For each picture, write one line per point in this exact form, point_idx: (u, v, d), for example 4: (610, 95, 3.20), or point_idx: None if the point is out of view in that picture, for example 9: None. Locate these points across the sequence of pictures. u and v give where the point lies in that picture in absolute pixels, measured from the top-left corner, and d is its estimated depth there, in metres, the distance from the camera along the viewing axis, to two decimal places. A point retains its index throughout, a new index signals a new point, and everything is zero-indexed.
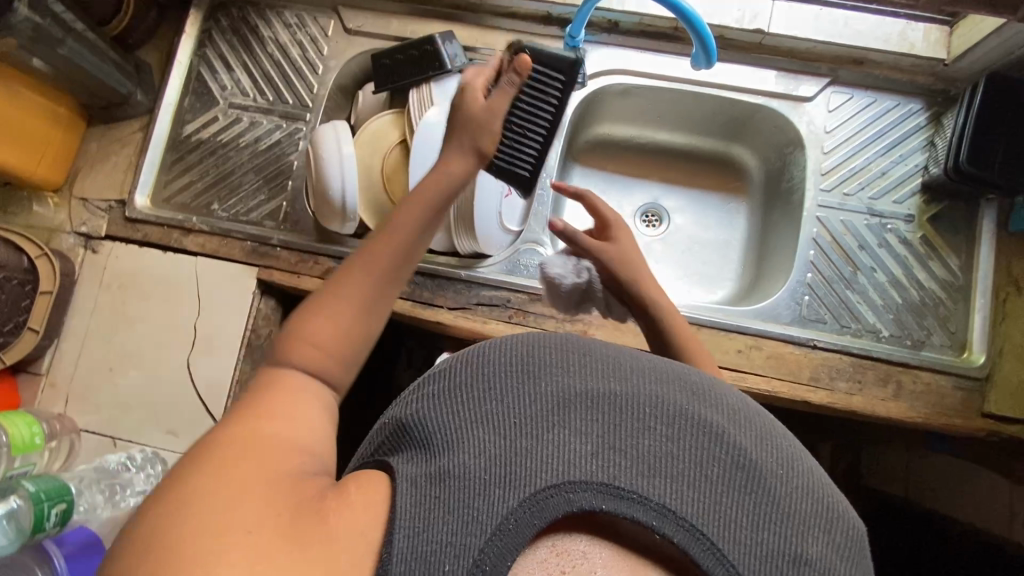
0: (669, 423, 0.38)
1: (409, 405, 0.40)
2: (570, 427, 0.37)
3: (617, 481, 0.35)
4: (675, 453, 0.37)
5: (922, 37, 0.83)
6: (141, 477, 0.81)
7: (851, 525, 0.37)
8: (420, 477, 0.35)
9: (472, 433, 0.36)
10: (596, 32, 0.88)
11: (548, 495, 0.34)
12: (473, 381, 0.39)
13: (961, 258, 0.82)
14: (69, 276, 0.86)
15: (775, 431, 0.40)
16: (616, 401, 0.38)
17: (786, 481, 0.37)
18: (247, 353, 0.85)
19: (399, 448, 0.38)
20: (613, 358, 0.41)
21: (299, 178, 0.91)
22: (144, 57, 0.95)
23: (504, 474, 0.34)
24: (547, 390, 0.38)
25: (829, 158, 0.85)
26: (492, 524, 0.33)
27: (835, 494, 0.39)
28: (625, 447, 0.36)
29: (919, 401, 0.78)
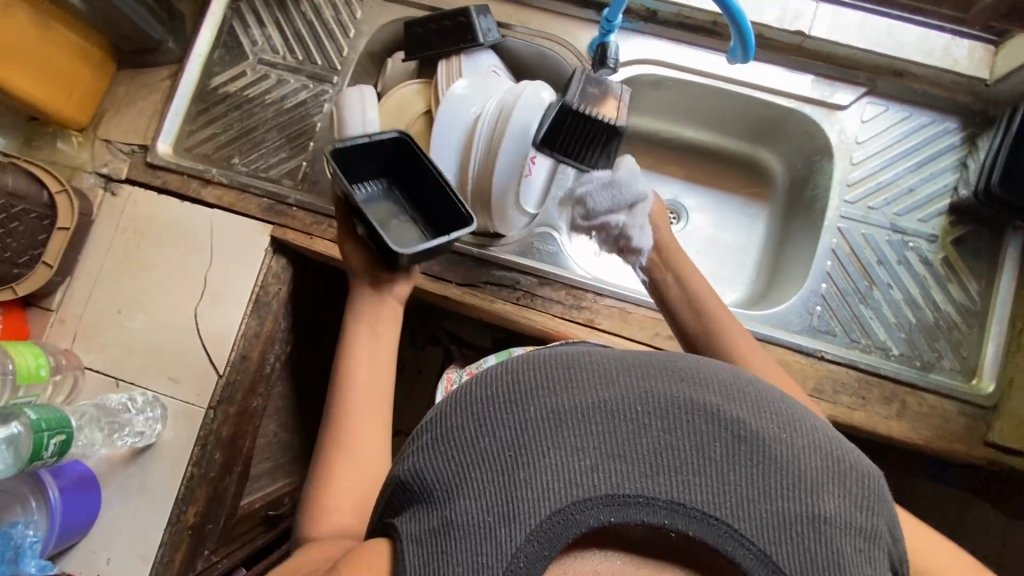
0: (662, 416, 0.36)
1: (406, 461, 0.40)
2: (565, 442, 0.35)
3: (622, 489, 0.34)
4: (676, 449, 0.35)
5: (966, 54, 0.81)
6: (140, 419, 0.82)
7: (861, 473, 0.37)
8: (428, 533, 0.35)
9: (469, 471, 0.36)
10: (633, 20, 0.87)
11: (556, 521, 0.33)
12: (461, 420, 0.38)
13: (981, 283, 0.81)
14: (87, 216, 0.87)
15: (769, 396, 0.39)
16: (606, 408, 0.37)
17: (788, 444, 0.36)
18: (254, 308, 0.86)
19: (406, 503, 0.38)
20: (596, 361, 0.39)
21: (321, 139, 0.91)
22: (179, 5, 0.95)
23: (508, 511, 0.34)
24: (534, 409, 0.37)
25: (857, 170, 0.84)
26: (506, 562, 0.32)
27: (842, 443, 0.38)
28: (624, 453, 0.35)
29: (922, 423, 0.77)
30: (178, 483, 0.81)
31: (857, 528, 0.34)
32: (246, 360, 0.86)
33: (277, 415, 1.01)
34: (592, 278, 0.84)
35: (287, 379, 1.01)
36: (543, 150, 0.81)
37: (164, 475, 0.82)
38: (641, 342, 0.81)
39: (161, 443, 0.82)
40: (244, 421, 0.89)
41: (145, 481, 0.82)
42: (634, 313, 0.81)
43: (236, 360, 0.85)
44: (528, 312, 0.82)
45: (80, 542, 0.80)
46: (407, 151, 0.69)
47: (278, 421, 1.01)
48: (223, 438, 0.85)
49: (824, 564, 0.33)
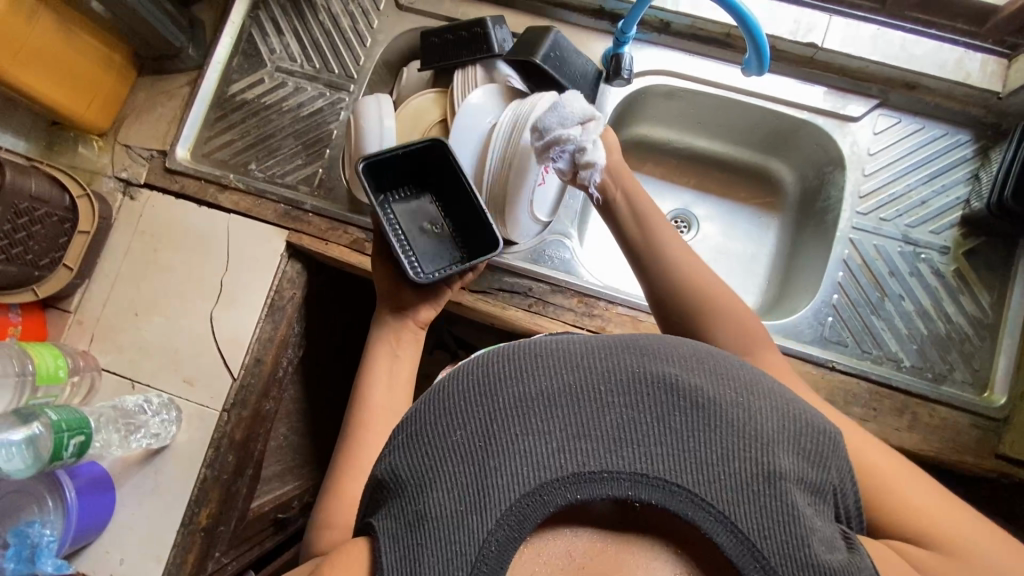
0: (624, 392, 0.36)
1: (380, 460, 0.39)
2: (529, 425, 0.35)
3: (586, 467, 0.34)
4: (639, 423, 0.35)
5: (979, 67, 0.81)
6: (155, 421, 0.83)
7: (815, 429, 0.37)
8: (402, 528, 0.35)
9: (439, 462, 0.35)
10: (647, 31, 0.88)
11: (524, 505, 0.33)
12: (428, 411, 0.38)
13: (993, 296, 0.81)
14: (106, 219, 0.88)
15: (726, 363, 0.39)
16: (568, 388, 0.36)
17: (746, 408, 0.36)
18: (269, 312, 0.87)
19: (382, 500, 0.37)
20: (556, 344, 0.39)
21: (337, 146, 0.92)
22: (199, 13, 0.97)
23: (477, 498, 0.34)
24: (498, 393, 0.37)
25: (869, 181, 0.84)
26: (477, 548, 0.33)
27: (797, 405, 0.39)
28: (588, 431, 0.35)
29: (933, 435, 0.77)
30: (192, 485, 0.82)
31: (809, 483, 0.35)
32: (260, 363, 0.87)
33: (288, 418, 1.02)
34: (603, 285, 0.84)
35: (298, 383, 1.01)
36: None
37: (178, 477, 0.83)
38: None
39: (175, 445, 0.83)
40: (257, 424, 0.90)
41: (159, 482, 0.83)
42: (646, 321, 0.82)
43: (251, 364, 0.86)
44: (540, 319, 0.83)
45: (94, 541, 0.81)
46: (436, 162, 0.74)
47: (289, 424, 1.02)
48: (237, 441, 0.86)
49: (789, 526, 0.33)
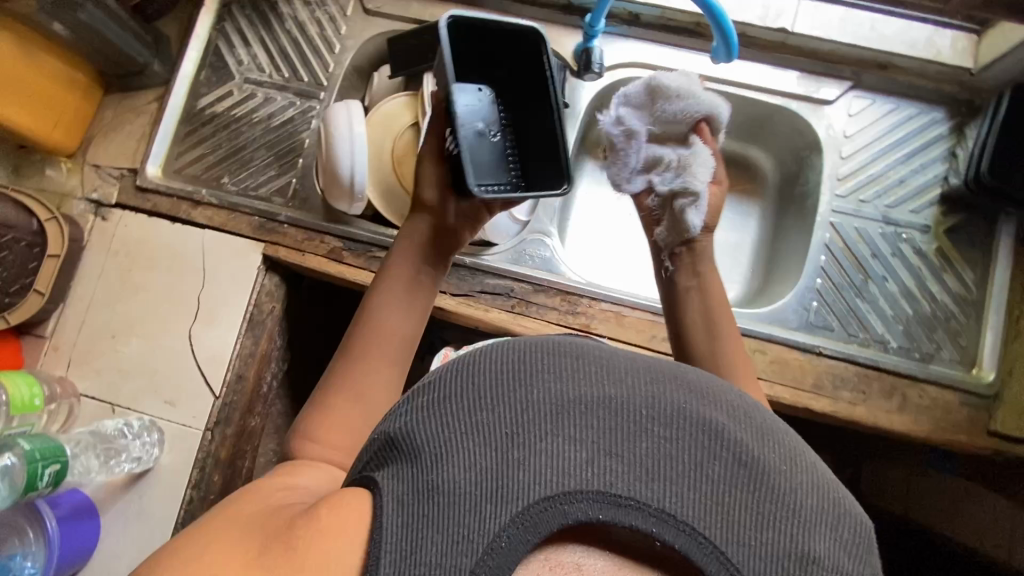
0: (665, 425, 0.39)
1: (398, 419, 0.41)
2: (565, 433, 0.38)
3: (615, 489, 0.36)
4: (672, 458, 0.38)
5: (949, 45, 0.81)
6: (137, 444, 0.81)
7: (856, 521, 0.39)
8: (410, 495, 0.36)
9: (465, 444, 0.38)
10: (616, 23, 0.87)
11: (543, 508, 0.35)
12: (465, 393, 0.40)
13: (976, 272, 0.80)
14: (78, 241, 0.87)
15: (774, 428, 0.42)
16: (611, 409, 0.39)
17: (789, 477, 0.39)
18: (248, 328, 0.85)
19: (387, 460, 0.39)
20: (609, 361, 0.43)
21: (310, 155, 0.91)
22: (164, 27, 0.96)
23: (498, 489, 0.36)
24: (539, 394, 0.40)
25: (846, 163, 0.84)
26: (486, 541, 0.34)
27: (839, 489, 0.40)
28: (622, 454, 0.38)
29: (924, 415, 0.76)
30: (177, 507, 0.81)
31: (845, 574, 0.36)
32: (242, 380, 0.86)
33: (276, 434, 1.01)
34: (585, 282, 0.83)
35: (284, 398, 1.00)
36: None
37: (163, 500, 0.81)
38: (637, 344, 0.80)
39: (159, 467, 0.81)
40: (242, 441, 0.89)
41: (143, 506, 0.81)
42: (630, 316, 0.81)
43: (232, 381, 0.84)
44: (524, 319, 0.81)
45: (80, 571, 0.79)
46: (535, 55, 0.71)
47: (277, 440, 1.01)
48: (222, 459, 0.85)
49: None
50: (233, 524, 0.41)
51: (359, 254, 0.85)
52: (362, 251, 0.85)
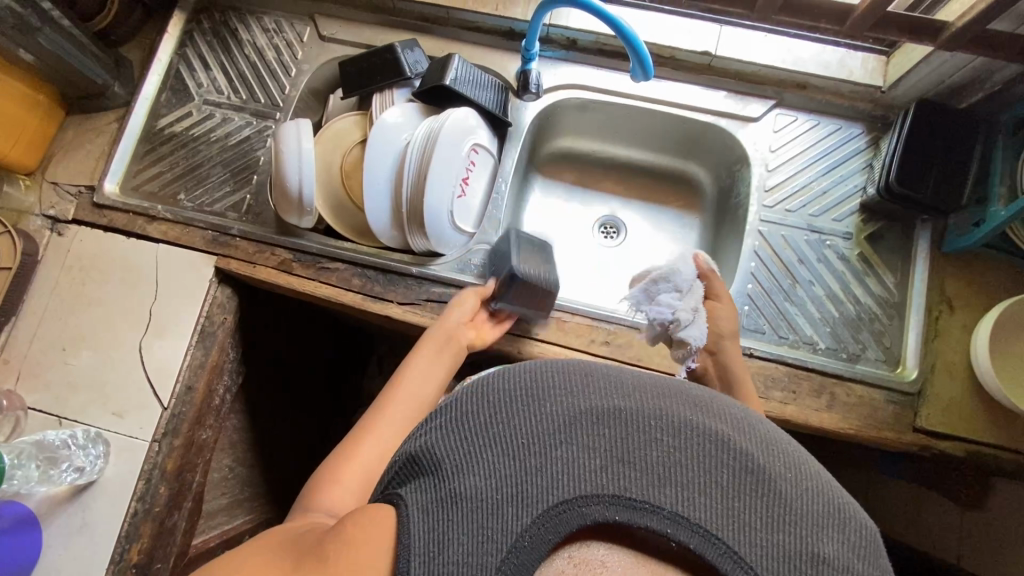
0: (676, 434, 0.38)
1: (419, 436, 0.41)
2: (580, 443, 0.37)
3: (629, 493, 0.35)
4: (684, 465, 0.37)
5: (860, 65, 0.87)
6: (81, 455, 0.81)
7: (860, 525, 0.37)
8: (432, 503, 0.36)
9: (482, 454, 0.37)
10: (555, 48, 0.93)
11: (562, 510, 0.35)
12: (480, 408, 0.40)
13: (896, 277, 0.85)
14: (32, 256, 0.88)
15: (777, 438, 0.40)
16: (621, 418, 0.38)
17: (793, 483, 0.37)
18: (199, 339, 0.87)
19: (411, 473, 0.39)
20: (615, 377, 0.41)
21: (264, 172, 0.94)
22: (127, 53, 1.00)
23: (516, 493, 0.35)
24: (551, 406, 0.39)
25: (772, 176, 0.89)
26: (509, 541, 0.34)
27: (842, 495, 0.39)
28: (635, 461, 0.37)
29: (852, 413, 0.79)
30: (121, 520, 0.80)
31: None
32: (191, 391, 0.86)
33: (231, 449, 1.00)
34: None
35: (241, 412, 1.01)
36: (474, 171, 0.87)
37: (106, 512, 0.81)
38: (578, 348, 0.83)
39: (104, 479, 0.81)
40: (191, 454, 0.89)
41: (87, 519, 0.81)
42: (570, 321, 0.84)
43: (181, 392, 0.85)
44: None
45: None
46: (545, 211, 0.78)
47: (233, 455, 1.01)
48: (169, 471, 0.85)
49: None
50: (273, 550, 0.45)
51: (310, 266, 0.87)
52: (312, 263, 0.87)
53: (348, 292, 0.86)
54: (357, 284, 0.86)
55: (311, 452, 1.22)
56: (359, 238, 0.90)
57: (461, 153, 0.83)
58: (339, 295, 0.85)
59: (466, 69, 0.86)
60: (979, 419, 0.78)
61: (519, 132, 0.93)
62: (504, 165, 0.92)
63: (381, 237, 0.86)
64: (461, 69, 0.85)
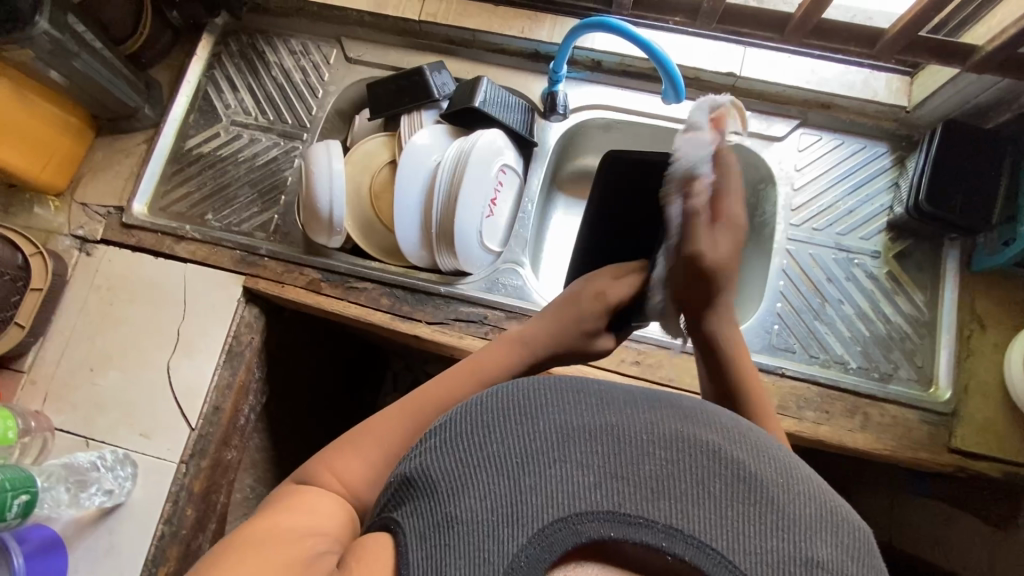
0: (668, 447, 0.36)
1: (413, 458, 0.40)
2: (573, 459, 0.35)
3: (623, 509, 0.34)
4: (677, 478, 0.35)
5: (884, 86, 0.88)
6: (110, 478, 0.80)
7: (854, 528, 0.35)
8: (429, 527, 0.35)
9: (476, 474, 0.36)
10: (580, 70, 0.94)
11: (556, 529, 0.33)
12: (473, 428, 0.38)
13: (926, 295, 0.84)
14: (61, 276, 0.89)
15: (770, 444, 0.39)
16: (614, 432, 0.36)
17: (788, 489, 0.35)
18: (227, 359, 0.87)
19: (406, 496, 0.37)
20: (607, 391, 0.40)
21: (292, 192, 0.94)
22: (156, 75, 1.01)
23: (511, 513, 0.34)
24: (543, 423, 0.37)
25: (798, 195, 0.89)
26: (505, 563, 0.32)
27: (835, 497, 0.37)
28: (627, 475, 0.35)
29: (886, 434, 0.78)
30: (148, 542, 0.80)
31: None
32: (219, 412, 0.86)
33: (253, 468, 1.00)
34: None
35: (264, 432, 1.00)
36: (502, 191, 0.88)
37: (133, 535, 0.80)
38: (607, 368, 0.83)
39: (131, 501, 0.81)
40: (217, 474, 0.88)
41: (114, 541, 0.80)
42: None
43: (209, 413, 0.85)
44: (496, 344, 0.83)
45: None
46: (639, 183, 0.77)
47: (255, 475, 1.00)
48: (196, 493, 0.84)
49: None
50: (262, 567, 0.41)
51: (338, 286, 0.87)
52: (340, 282, 0.87)
53: (377, 312, 0.86)
54: (386, 303, 0.86)
55: None
56: (387, 257, 0.91)
57: (490, 174, 0.84)
58: (368, 315, 0.85)
59: (495, 92, 0.87)
60: (1015, 439, 0.77)
61: (544, 152, 0.93)
62: (530, 185, 0.93)
63: (409, 256, 0.86)
64: (490, 92, 0.87)
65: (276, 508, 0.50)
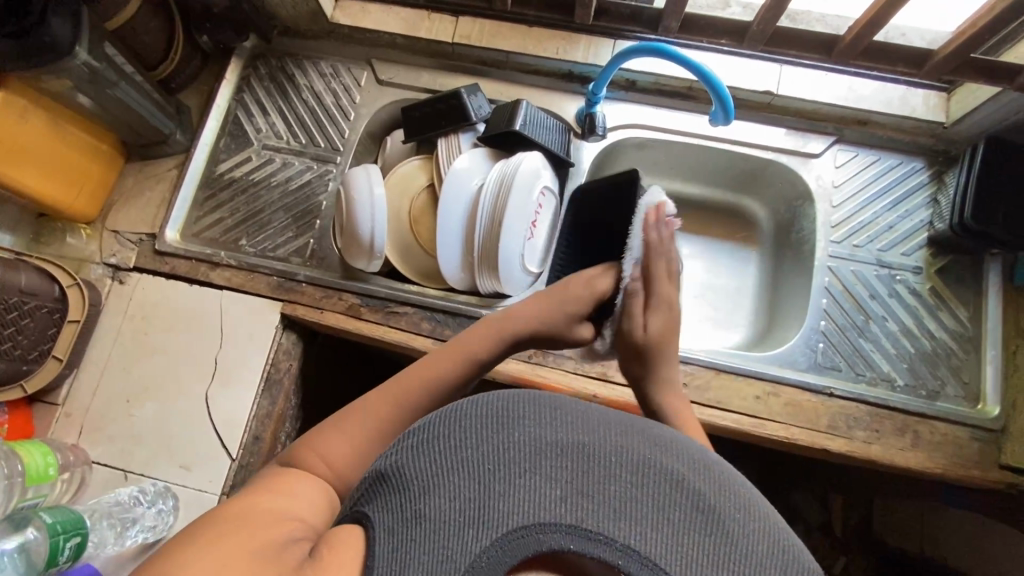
0: (637, 470, 0.35)
1: (389, 452, 0.39)
2: (543, 472, 0.34)
3: (586, 524, 0.33)
4: (642, 499, 0.34)
5: (922, 102, 0.88)
6: (151, 512, 0.79)
7: (809, 569, 0.35)
8: (397, 523, 0.34)
9: (449, 475, 0.35)
10: (615, 89, 0.94)
11: (519, 537, 0.32)
12: (450, 431, 0.37)
13: (969, 310, 0.84)
14: (96, 305, 0.88)
15: (734, 477, 0.38)
16: (585, 449, 0.36)
17: (745, 524, 0.35)
18: (265, 388, 0.85)
19: (378, 491, 0.37)
20: (584, 408, 0.39)
21: (327, 216, 0.94)
22: (185, 99, 1.00)
23: (478, 517, 0.33)
24: (519, 434, 0.36)
25: (838, 212, 0.89)
26: (465, 564, 0.32)
27: (795, 539, 0.37)
28: (592, 492, 0.34)
29: (937, 452, 0.78)
30: None
31: None
32: (258, 441, 0.85)
33: None
34: None
35: None
36: (542, 213, 0.87)
37: None
38: None
39: None
40: None
41: None
42: None
43: (249, 443, 0.83)
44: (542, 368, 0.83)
45: None
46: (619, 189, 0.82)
47: None
48: None
49: None
50: (241, 542, 0.37)
51: (378, 311, 0.86)
52: (380, 307, 0.87)
53: (418, 336, 0.85)
54: (427, 327, 0.85)
55: None
56: (426, 281, 0.90)
57: (532, 197, 0.83)
58: (409, 339, 0.85)
59: (535, 116, 0.87)
60: None
61: (581, 172, 0.93)
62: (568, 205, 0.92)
63: (450, 280, 0.86)
64: (529, 116, 0.86)
65: (254, 491, 0.46)
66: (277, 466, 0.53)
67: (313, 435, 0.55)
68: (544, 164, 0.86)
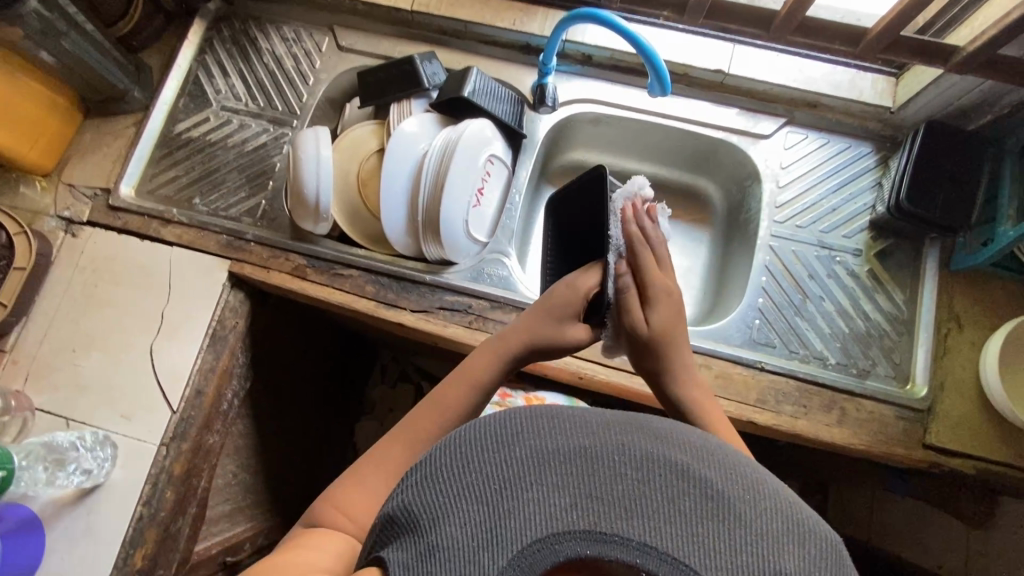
0: (644, 464, 0.32)
1: (395, 495, 0.35)
2: (549, 481, 0.31)
3: (600, 527, 0.30)
4: (655, 497, 0.31)
5: (870, 86, 0.89)
6: (89, 458, 0.80)
7: (820, 535, 0.32)
8: (412, 560, 0.30)
9: (455, 501, 0.32)
10: (571, 63, 0.95)
11: (535, 551, 0.29)
12: (453, 459, 0.34)
13: (905, 293, 0.85)
14: (46, 256, 0.89)
15: (737, 458, 0.35)
16: (586, 451, 0.33)
17: (755, 504, 0.32)
18: (210, 343, 0.87)
19: (391, 534, 0.33)
20: (581, 412, 0.36)
21: (280, 178, 0.95)
22: (146, 58, 1.01)
23: (490, 538, 0.30)
24: (519, 449, 0.33)
25: (783, 192, 0.90)
26: None
27: (806, 509, 0.34)
28: (602, 493, 0.31)
29: (863, 430, 0.79)
30: (126, 525, 0.79)
31: None
32: (201, 396, 0.86)
33: (235, 454, 0.99)
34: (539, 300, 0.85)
35: (248, 418, 1.00)
36: (489, 182, 0.88)
37: (111, 516, 0.80)
38: (587, 358, 0.83)
39: (109, 482, 0.81)
40: (199, 457, 0.88)
41: (91, 524, 0.80)
42: None
43: (191, 396, 0.85)
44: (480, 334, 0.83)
45: None
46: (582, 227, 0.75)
47: (237, 461, 0.99)
48: (176, 475, 0.84)
49: None
50: None
51: (323, 272, 0.88)
52: (326, 269, 0.88)
53: (361, 299, 0.86)
54: (370, 290, 0.86)
55: (314, 459, 1.21)
56: (374, 245, 0.91)
57: (476, 164, 0.84)
58: (353, 301, 0.86)
59: (486, 82, 0.88)
60: (990, 436, 0.78)
61: (533, 144, 0.94)
62: (519, 177, 0.93)
63: (395, 244, 0.87)
64: (478, 82, 0.87)
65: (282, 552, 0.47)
66: (303, 526, 0.54)
67: (334, 489, 0.56)
68: (494, 133, 0.86)
